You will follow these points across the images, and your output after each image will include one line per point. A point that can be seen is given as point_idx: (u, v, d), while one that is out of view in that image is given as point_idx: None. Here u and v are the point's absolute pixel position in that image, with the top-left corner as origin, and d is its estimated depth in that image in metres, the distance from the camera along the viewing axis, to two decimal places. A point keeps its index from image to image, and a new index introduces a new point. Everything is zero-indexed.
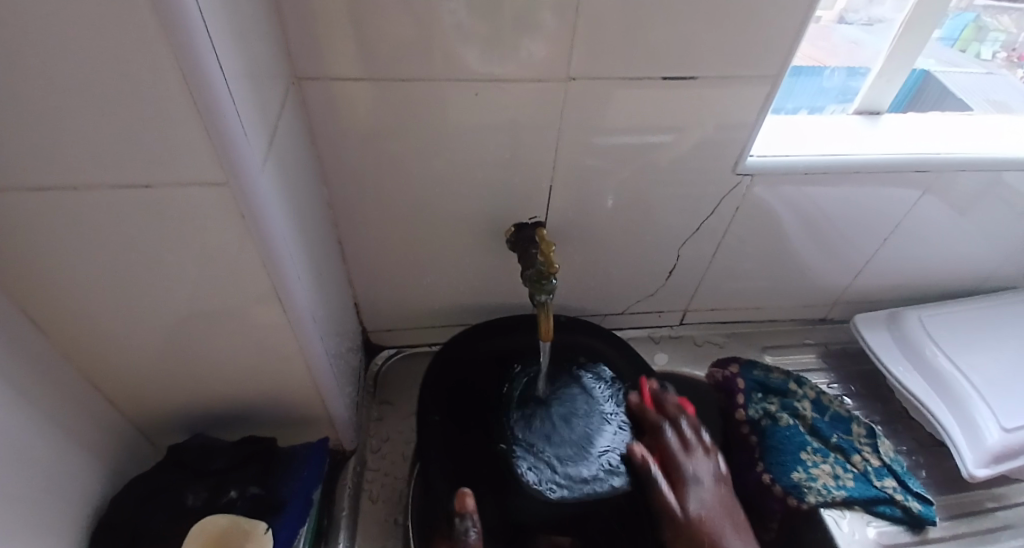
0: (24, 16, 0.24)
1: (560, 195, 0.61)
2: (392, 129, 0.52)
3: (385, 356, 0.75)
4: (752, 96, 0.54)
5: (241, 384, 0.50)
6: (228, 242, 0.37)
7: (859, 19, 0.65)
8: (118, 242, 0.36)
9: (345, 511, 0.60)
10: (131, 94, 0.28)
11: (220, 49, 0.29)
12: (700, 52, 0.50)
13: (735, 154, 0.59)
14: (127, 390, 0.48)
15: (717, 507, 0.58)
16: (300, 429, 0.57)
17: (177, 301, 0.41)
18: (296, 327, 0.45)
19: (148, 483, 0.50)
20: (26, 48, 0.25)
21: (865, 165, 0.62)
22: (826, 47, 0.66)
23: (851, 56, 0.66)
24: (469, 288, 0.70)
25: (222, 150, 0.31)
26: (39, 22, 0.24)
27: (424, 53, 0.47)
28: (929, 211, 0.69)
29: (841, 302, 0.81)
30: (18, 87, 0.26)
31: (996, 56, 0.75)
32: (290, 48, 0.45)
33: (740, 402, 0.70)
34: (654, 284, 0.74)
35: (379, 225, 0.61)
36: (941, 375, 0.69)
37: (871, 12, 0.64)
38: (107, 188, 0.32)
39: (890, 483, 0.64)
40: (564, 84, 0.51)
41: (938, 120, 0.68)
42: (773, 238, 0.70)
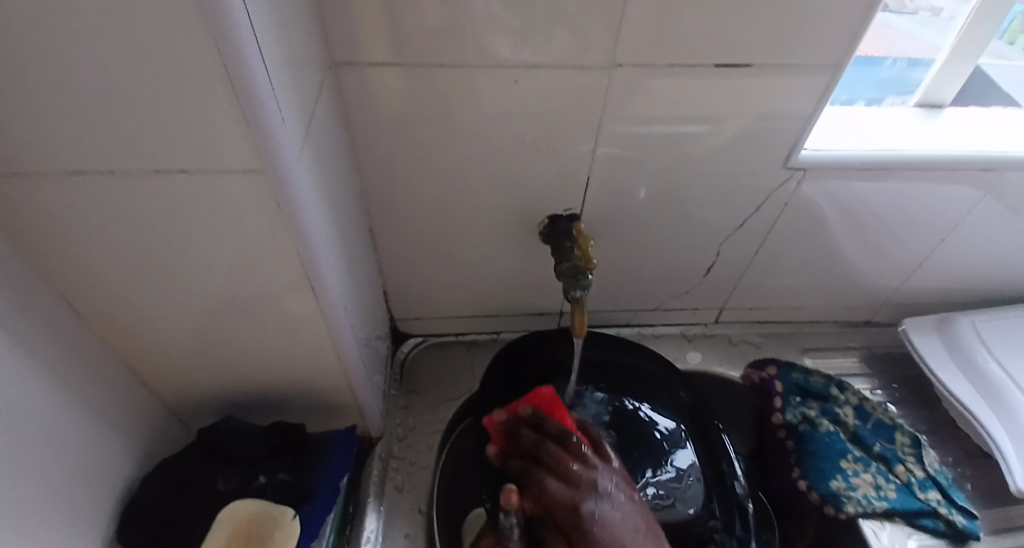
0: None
1: (596, 186, 0.59)
2: (427, 116, 0.51)
3: (412, 345, 0.75)
4: (806, 85, 0.51)
5: (272, 370, 0.50)
6: (262, 229, 0.36)
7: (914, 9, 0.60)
8: (153, 226, 0.35)
9: (370, 497, 0.59)
10: (170, 77, 0.27)
11: (260, 31, 0.28)
12: (753, 39, 0.47)
13: (783, 147, 0.56)
14: (162, 372, 0.48)
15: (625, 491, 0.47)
16: (327, 415, 0.57)
17: (211, 286, 0.40)
18: (327, 315, 0.45)
19: (183, 465, 0.50)
20: (66, 29, 0.24)
21: (920, 162, 0.58)
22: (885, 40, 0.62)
23: (909, 50, 0.62)
24: (499, 279, 0.69)
25: (260, 137, 0.30)
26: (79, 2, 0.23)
27: (462, 37, 0.45)
28: (990, 211, 0.65)
29: (886, 304, 0.77)
30: (57, 68, 0.26)
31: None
32: (326, 31, 0.44)
33: (777, 406, 0.68)
34: (690, 281, 0.72)
35: (411, 213, 0.60)
36: (993, 384, 0.65)
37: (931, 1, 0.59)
38: (144, 173, 0.32)
39: (934, 495, 0.61)
40: (607, 72, 0.49)
41: (1001, 115, 0.64)
42: (817, 236, 0.67)
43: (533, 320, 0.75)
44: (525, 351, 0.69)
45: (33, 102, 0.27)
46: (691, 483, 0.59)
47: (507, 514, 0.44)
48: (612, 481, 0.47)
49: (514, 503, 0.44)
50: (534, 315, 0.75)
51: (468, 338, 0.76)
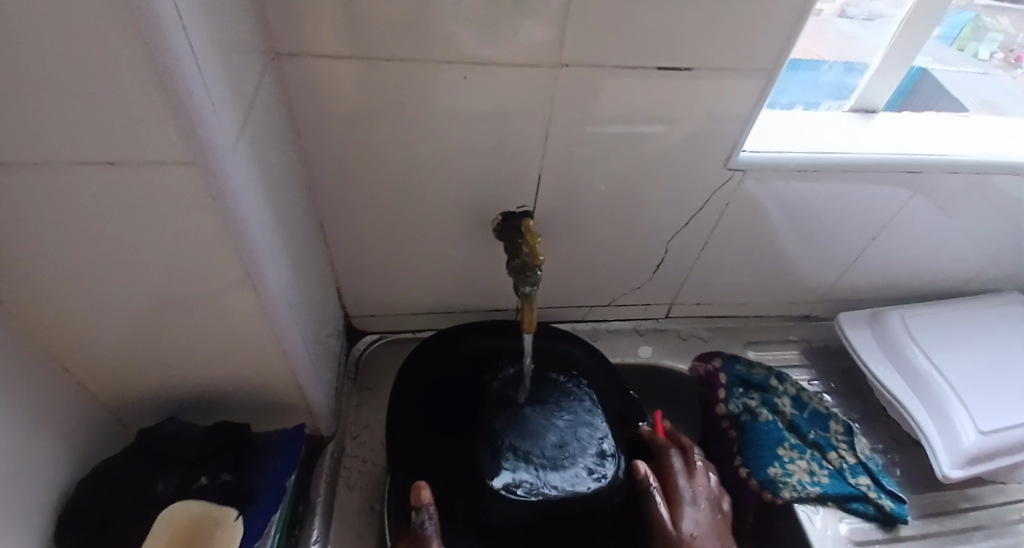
0: None
1: (548, 183, 0.60)
2: (376, 111, 0.50)
3: (367, 342, 0.74)
4: (745, 89, 0.53)
5: (215, 368, 0.49)
6: (197, 224, 0.35)
7: (858, 13, 0.64)
8: (79, 220, 0.34)
9: (320, 498, 0.59)
10: (92, 65, 0.26)
11: (189, 23, 0.27)
12: (694, 44, 0.49)
13: (726, 149, 0.58)
14: (96, 372, 0.46)
15: (710, 535, 0.58)
16: (275, 415, 0.56)
17: (147, 282, 0.39)
18: (271, 312, 0.44)
19: (116, 473, 0.48)
20: None
21: (854, 164, 0.61)
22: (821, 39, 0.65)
23: (848, 51, 0.66)
24: (454, 275, 0.69)
25: (190, 129, 0.29)
26: None
27: (410, 34, 0.45)
28: (917, 211, 0.69)
29: (826, 299, 0.81)
30: None
31: (994, 56, 0.75)
32: (270, 22, 0.43)
33: (721, 397, 0.71)
34: (641, 277, 0.74)
35: (363, 209, 0.59)
36: (921, 376, 0.69)
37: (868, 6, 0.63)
38: (65, 163, 0.30)
39: (864, 480, 0.64)
40: (556, 71, 0.49)
41: (930, 120, 0.68)
42: (762, 233, 0.69)
43: (488, 316, 0.76)
44: (463, 332, 0.69)
45: None
46: (588, 462, 0.59)
47: (419, 511, 0.48)
48: (705, 497, 0.61)
49: (425, 499, 0.48)
50: (490, 311, 0.75)
51: (424, 334, 0.76)
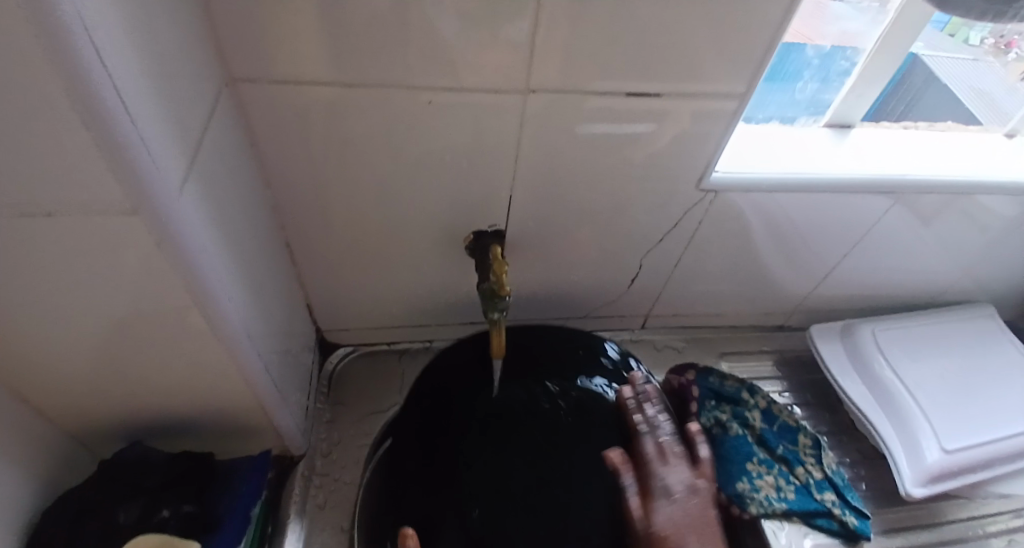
0: None
1: (519, 203, 0.59)
2: (340, 135, 0.49)
3: (340, 356, 0.73)
4: (717, 112, 0.53)
5: (177, 398, 0.48)
6: (145, 268, 0.34)
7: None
8: (22, 268, 0.33)
9: (291, 516, 0.59)
10: (21, 126, 0.25)
11: (119, 76, 0.27)
12: (664, 70, 0.49)
13: (698, 169, 0.58)
14: (53, 405, 0.45)
15: (689, 526, 0.55)
16: (242, 439, 0.56)
17: (100, 321, 0.38)
18: (230, 346, 0.43)
19: (78, 499, 0.47)
20: None
21: (826, 185, 0.61)
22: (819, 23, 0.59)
23: (848, 39, 0.61)
24: (426, 291, 0.68)
25: (129, 181, 0.29)
26: None
27: (372, 61, 0.44)
28: (889, 228, 0.69)
29: (799, 310, 0.82)
30: None
31: (984, 42, 0.69)
32: (226, 48, 0.42)
33: (693, 410, 0.71)
34: (616, 290, 0.74)
35: (331, 228, 0.58)
36: (888, 391, 0.71)
37: None
38: (2, 216, 0.29)
39: (830, 496, 0.66)
40: (523, 96, 0.49)
41: (903, 137, 0.68)
42: (736, 248, 0.70)
43: (463, 329, 0.75)
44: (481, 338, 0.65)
45: None
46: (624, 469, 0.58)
47: None
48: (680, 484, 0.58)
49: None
50: (464, 324, 0.75)
51: (398, 347, 0.75)
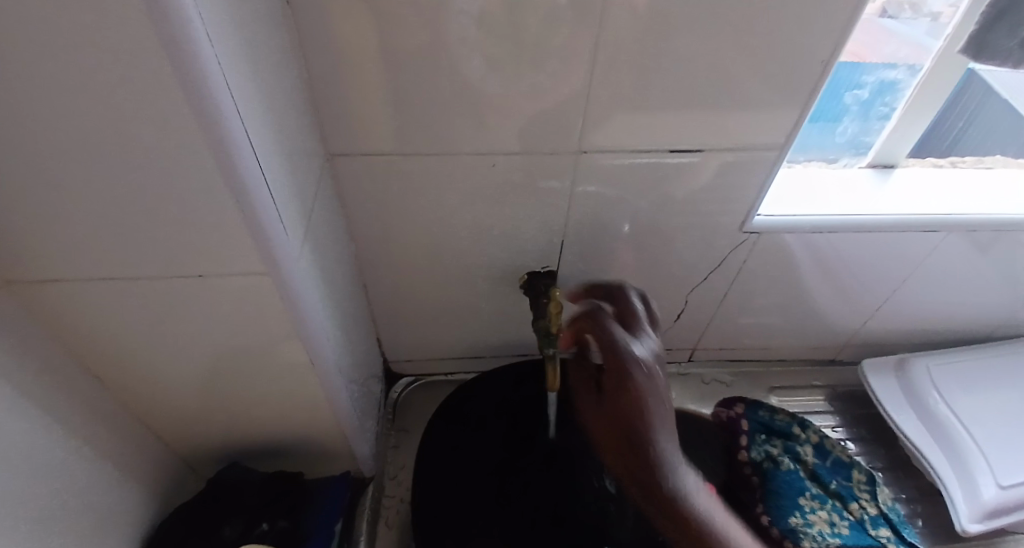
0: (120, 163, 0.29)
1: (571, 247, 0.64)
2: (414, 193, 0.56)
3: (403, 385, 0.79)
4: (758, 163, 0.57)
5: (273, 424, 0.55)
6: (263, 314, 0.41)
7: (912, 16, 0.58)
8: (172, 316, 0.41)
9: (362, 536, 0.64)
10: (192, 211, 0.33)
11: (264, 170, 0.34)
12: (705, 130, 0.53)
13: (741, 214, 0.62)
14: (174, 430, 0.53)
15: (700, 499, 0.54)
16: (323, 462, 0.62)
17: (222, 359, 0.46)
18: (323, 379, 0.50)
19: (190, 516, 0.54)
20: (119, 184, 0.30)
21: (870, 225, 0.63)
22: (878, 41, 0.59)
23: (912, 55, 0.60)
24: (484, 326, 0.74)
25: (264, 249, 0.36)
26: (131, 167, 0.30)
27: (444, 132, 0.51)
28: (938, 264, 0.70)
29: (850, 345, 0.82)
30: (108, 209, 0.32)
31: None
32: (324, 129, 0.50)
33: (744, 443, 0.72)
34: (663, 325, 0.77)
35: (401, 272, 0.65)
36: (943, 426, 0.71)
37: (925, 8, 0.57)
38: (167, 277, 0.37)
39: (885, 532, 0.65)
40: (575, 156, 0.54)
41: (950, 177, 0.70)
42: (782, 283, 0.72)
43: (517, 361, 0.80)
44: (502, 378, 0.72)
45: (87, 231, 0.33)
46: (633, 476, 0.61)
47: None
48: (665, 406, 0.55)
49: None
50: (518, 356, 0.80)
51: (456, 377, 0.81)
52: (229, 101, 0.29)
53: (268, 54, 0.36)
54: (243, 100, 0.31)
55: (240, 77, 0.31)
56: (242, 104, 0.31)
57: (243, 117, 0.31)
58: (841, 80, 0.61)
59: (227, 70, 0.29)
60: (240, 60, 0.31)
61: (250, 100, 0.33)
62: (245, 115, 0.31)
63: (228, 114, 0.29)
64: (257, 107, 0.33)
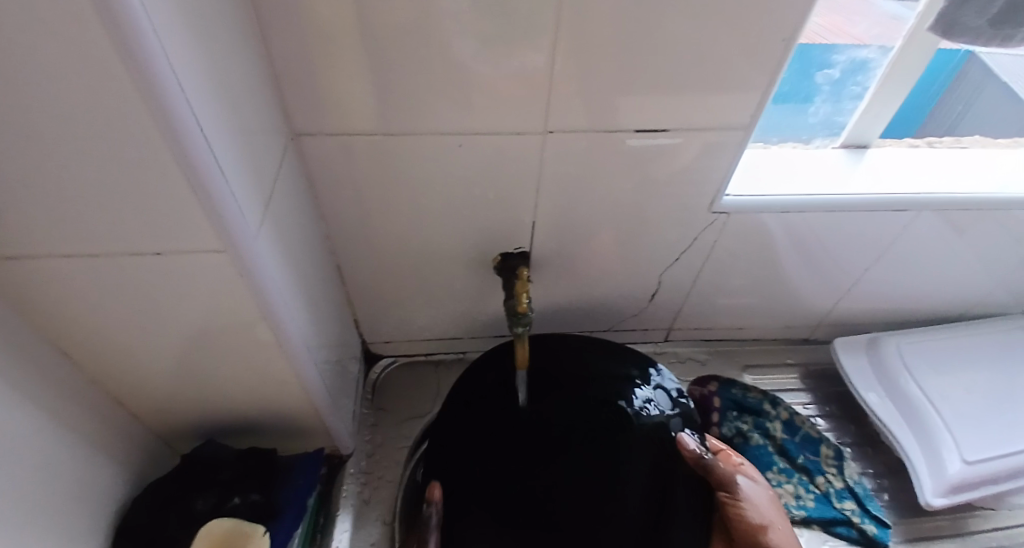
0: (60, 139, 0.29)
1: (543, 227, 0.65)
2: (382, 173, 0.56)
3: (383, 366, 0.80)
4: (723, 145, 0.57)
5: (244, 403, 0.56)
6: (226, 292, 0.42)
7: None
8: (133, 294, 0.41)
9: (340, 510, 0.65)
10: (143, 188, 0.33)
11: (217, 150, 0.35)
12: (670, 110, 0.53)
13: (709, 194, 0.62)
14: (147, 408, 0.54)
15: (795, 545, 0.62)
16: (298, 438, 0.63)
17: (187, 337, 0.46)
18: (291, 358, 0.51)
19: (162, 490, 0.55)
20: (62, 161, 0.31)
21: (839, 206, 0.64)
22: (852, 20, 0.60)
23: (887, 31, 0.61)
24: (460, 306, 0.75)
25: (220, 227, 0.36)
26: (72, 144, 0.30)
27: (409, 112, 0.51)
28: (909, 242, 0.71)
29: (823, 324, 0.84)
30: (54, 188, 0.32)
31: None
32: (290, 108, 0.50)
33: (715, 420, 0.74)
34: (638, 305, 0.78)
35: (374, 253, 0.66)
36: (912, 404, 0.72)
37: None
38: (125, 255, 0.38)
39: (849, 505, 0.67)
40: (541, 136, 0.54)
41: (924, 158, 0.70)
42: (756, 263, 0.72)
43: (494, 341, 0.81)
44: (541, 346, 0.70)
45: (37, 209, 0.33)
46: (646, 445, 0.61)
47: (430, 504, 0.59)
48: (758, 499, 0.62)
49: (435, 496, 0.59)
50: (495, 337, 0.80)
51: (434, 358, 0.82)
52: (173, 76, 0.29)
53: (218, 31, 0.36)
54: (189, 76, 0.31)
55: (185, 56, 0.31)
56: (189, 79, 0.31)
57: (190, 96, 0.31)
58: (811, 60, 0.62)
59: (170, 45, 0.29)
60: (186, 41, 0.31)
61: (198, 77, 0.33)
62: (192, 90, 0.32)
63: (174, 90, 0.29)
64: (206, 85, 0.34)
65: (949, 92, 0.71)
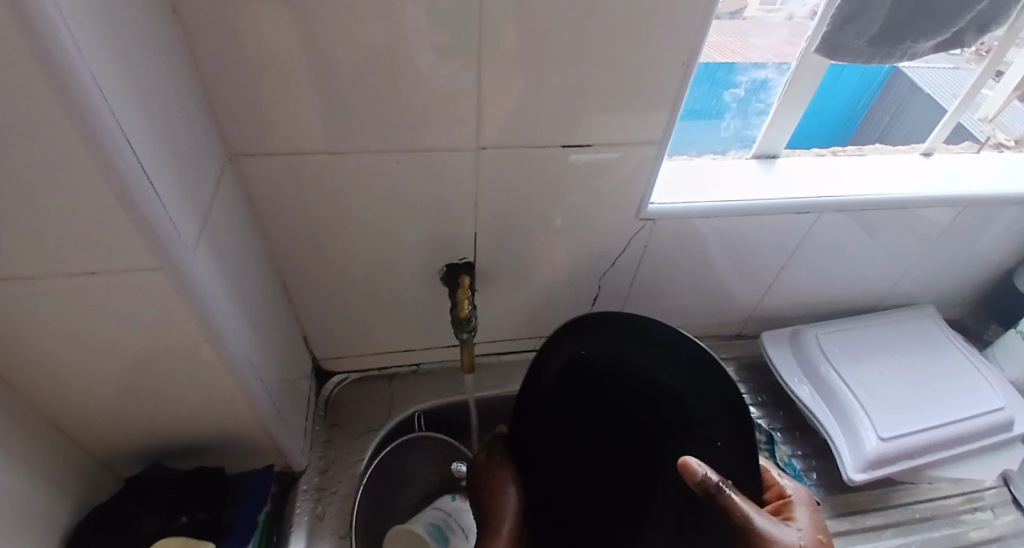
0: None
1: (483, 239, 0.68)
2: (322, 191, 0.58)
3: (335, 382, 0.81)
4: (642, 157, 0.62)
5: (189, 423, 0.56)
6: (165, 310, 0.43)
7: (782, 10, 0.64)
8: (69, 316, 0.42)
9: (295, 527, 0.65)
10: (78, 206, 0.34)
11: (149, 170, 0.36)
12: (592, 127, 0.58)
13: (635, 203, 0.67)
14: (87, 432, 0.54)
15: None
16: (249, 456, 0.64)
17: (128, 357, 0.47)
18: (237, 374, 0.51)
19: (107, 514, 0.55)
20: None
21: (755, 209, 0.70)
22: (745, 46, 0.66)
23: (780, 53, 0.67)
24: (409, 319, 0.77)
25: (157, 244, 0.38)
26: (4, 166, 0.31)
27: (346, 131, 0.54)
28: (820, 240, 0.77)
29: (753, 319, 0.90)
30: None
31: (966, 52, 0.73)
32: (227, 131, 0.52)
33: None
34: (581, 310, 0.82)
35: (320, 270, 0.67)
36: (831, 389, 0.78)
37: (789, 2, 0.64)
38: (61, 276, 0.38)
39: None
40: (475, 152, 0.58)
41: (829, 164, 0.77)
42: (688, 264, 0.77)
43: (445, 352, 0.83)
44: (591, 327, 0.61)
45: None
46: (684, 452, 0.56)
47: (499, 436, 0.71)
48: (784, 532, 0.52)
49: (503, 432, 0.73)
50: (446, 348, 0.83)
51: (387, 372, 0.83)
52: (104, 101, 0.31)
53: (148, 58, 0.38)
54: (118, 100, 0.33)
55: (113, 82, 0.33)
56: (119, 104, 0.33)
57: (120, 118, 0.33)
58: (717, 79, 0.68)
59: (99, 72, 0.31)
60: (114, 68, 0.33)
61: (127, 101, 0.35)
62: (122, 114, 0.33)
63: (105, 113, 0.31)
64: (135, 108, 0.35)
65: (879, 104, 0.81)
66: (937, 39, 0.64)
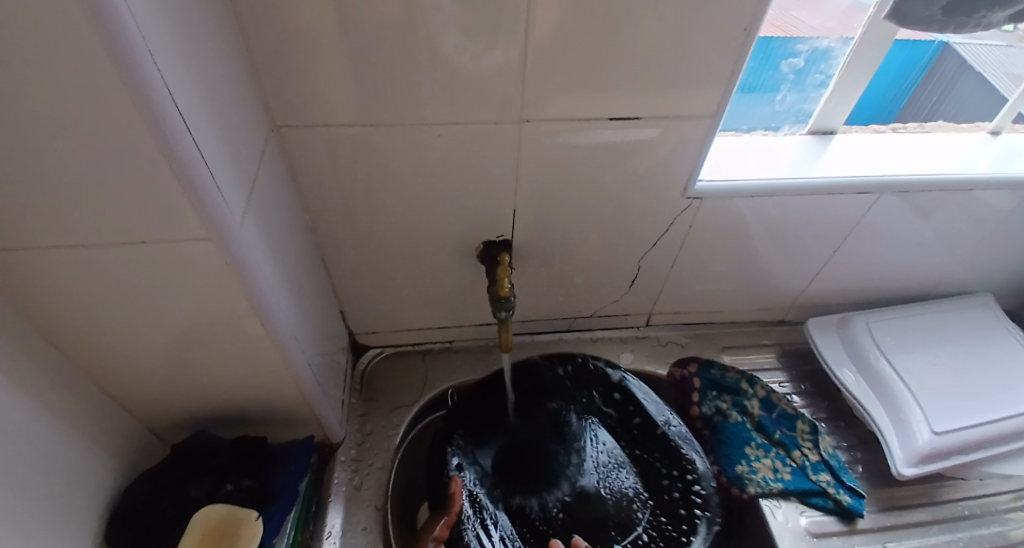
0: (51, 129, 0.31)
1: (523, 216, 0.66)
2: (363, 165, 0.58)
3: (370, 356, 0.82)
4: (693, 133, 0.59)
5: (234, 393, 0.57)
6: (213, 282, 0.43)
7: None
8: (123, 285, 0.42)
9: (332, 498, 0.66)
10: (133, 175, 0.34)
11: (199, 140, 0.36)
12: (642, 100, 0.55)
13: (682, 180, 0.64)
14: (138, 399, 0.55)
15: None
16: (291, 426, 0.65)
17: (178, 327, 0.47)
18: (281, 347, 0.52)
19: (159, 478, 0.57)
20: (55, 151, 0.32)
21: (808, 189, 0.66)
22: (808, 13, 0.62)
23: (842, 24, 0.63)
24: (445, 296, 0.76)
25: (207, 215, 0.38)
26: (62, 133, 0.31)
27: (388, 103, 0.52)
28: (876, 223, 0.73)
29: (796, 305, 0.86)
30: (48, 179, 0.33)
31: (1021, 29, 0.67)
32: (270, 102, 0.51)
33: (695, 400, 0.79)
34: (618, 292, 0.80)
35: (359, 244, 0.67)
36: (881, 378, 0.75)
37: None
38: (117, 245, 0.39)
39: (824, 477, 0.71)
40: (519, 125, 0.56)
41: (889, 142, 0.73)
42: (732, 246, 0.74)
43: (480, 330, 0.83)
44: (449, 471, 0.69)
45: (32, 200, 0.34)
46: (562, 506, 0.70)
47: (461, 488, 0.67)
48: None
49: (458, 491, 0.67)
50: (481, 326, 0.82)
51: (422, 347, 0.83)
52: (156, 67, 0.30)
53: (195, 23, 0.37)
54: (169, 66, 0.32)
55: (164, 47, 0.32)
56: (170, 70, 0.33)
57: (172, 85, 0.32)
58: (774, 51, 0.64)
59: (151, 38, 0.30)
60: (165, 32, 0.32)
61: (177, 67, 0.34)
62: (173, 81, 0.33)
63: (157, 79, 0.31)
64: (185, 75, 0.35)
65: (923, 85, 0.74)
66: (1014, 10, 0.60)
